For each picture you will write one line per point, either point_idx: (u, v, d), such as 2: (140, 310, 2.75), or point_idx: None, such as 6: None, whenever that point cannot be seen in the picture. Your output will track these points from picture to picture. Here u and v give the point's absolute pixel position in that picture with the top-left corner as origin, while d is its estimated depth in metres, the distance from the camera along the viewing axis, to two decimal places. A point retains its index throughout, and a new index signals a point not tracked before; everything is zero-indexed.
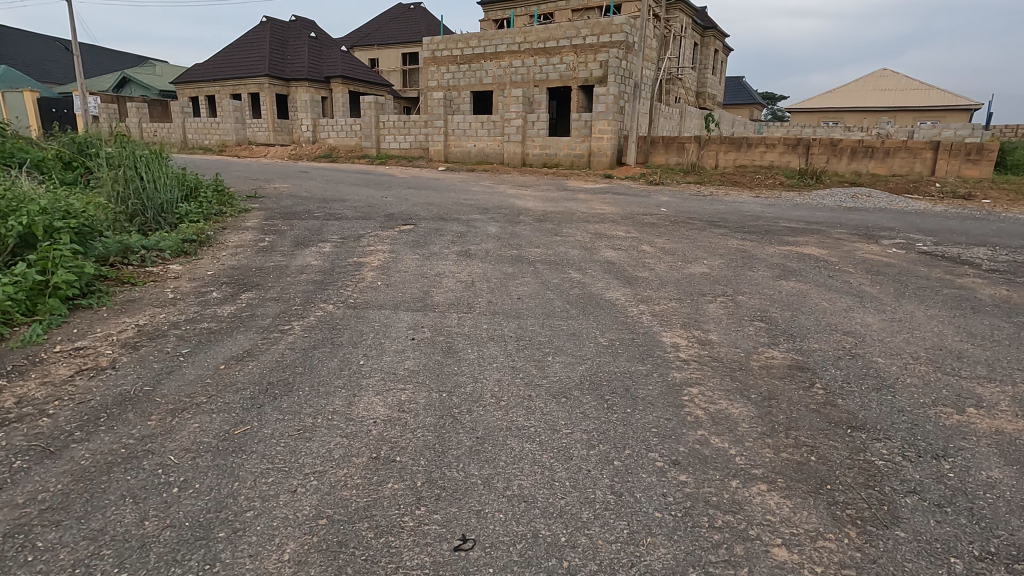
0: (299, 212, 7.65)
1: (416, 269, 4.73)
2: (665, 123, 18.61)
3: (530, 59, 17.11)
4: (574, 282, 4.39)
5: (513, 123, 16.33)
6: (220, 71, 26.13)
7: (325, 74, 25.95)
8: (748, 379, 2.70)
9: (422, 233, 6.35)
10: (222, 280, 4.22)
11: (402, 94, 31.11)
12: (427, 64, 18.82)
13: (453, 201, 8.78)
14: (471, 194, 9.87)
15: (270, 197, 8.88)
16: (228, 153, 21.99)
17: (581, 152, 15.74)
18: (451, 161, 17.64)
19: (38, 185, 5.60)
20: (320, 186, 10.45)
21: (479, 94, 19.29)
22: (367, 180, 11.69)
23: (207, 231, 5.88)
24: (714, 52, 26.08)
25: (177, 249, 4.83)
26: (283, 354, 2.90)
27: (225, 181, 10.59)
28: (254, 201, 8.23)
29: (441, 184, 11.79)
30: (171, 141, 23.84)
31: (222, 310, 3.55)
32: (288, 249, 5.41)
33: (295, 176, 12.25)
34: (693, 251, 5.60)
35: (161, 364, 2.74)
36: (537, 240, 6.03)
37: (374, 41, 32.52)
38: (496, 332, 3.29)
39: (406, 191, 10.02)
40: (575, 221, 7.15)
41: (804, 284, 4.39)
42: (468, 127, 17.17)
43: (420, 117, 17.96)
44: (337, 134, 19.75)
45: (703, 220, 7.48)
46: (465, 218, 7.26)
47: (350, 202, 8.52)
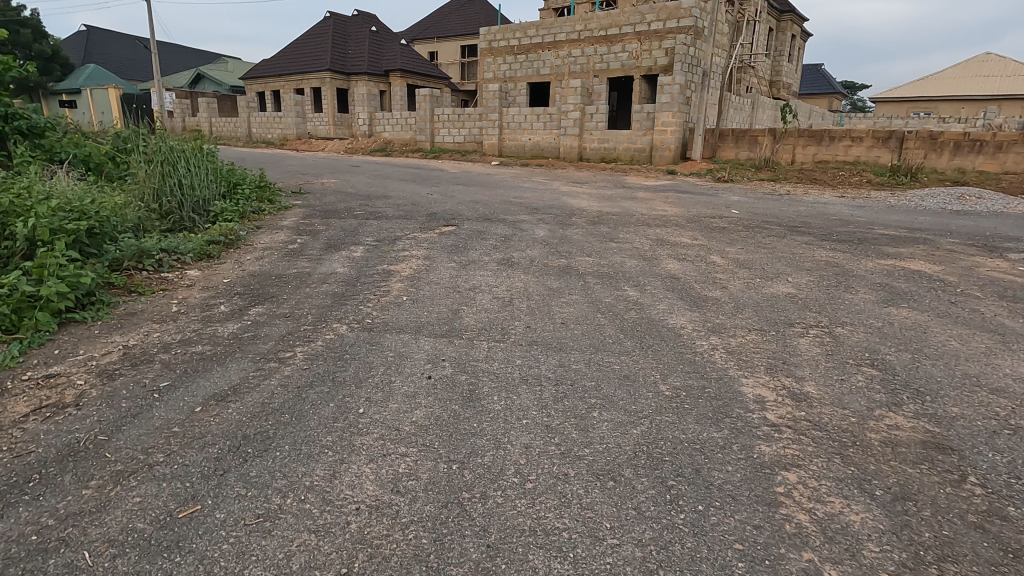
0: (340, 210, 7.31)
1: (450, 280, 4.20)
2: (735, 114, 17.30)
3: (591, 47, 16.30)
4: (630, 302, 3.73)
5: (571, 116, 15.57)
6: (285, 66, 26.73)
7: (384, 67, 26.01)
8: (867, 464, 1.98)
9: (463, 235, 5.83)
10: (236, 291, 3.83)
11: (459, 88, 30.87)
12: (484, 56, 18.35)
13: (501, 199, 8.23)
14: (522, 192, 9.29)
15: (315, 193, 8.63)
16: (288, 147, 22.38)
17: (642, 146, 14.81)
18: (505, 154, 17.09)
19: (74, 181, 5.46)
20: (368, 182, 10.16)
21: (536, 86, 18.65)
22: (416, 176, 11.32)
23: (239, 231, 5.59)
24: (791, 38, 24.22)
25: (199, 253, 4.51)
26: (272, 395, 2.41)
27: (275, 176, 10.49)
28: (297, 198, 7.98)
29: (492, 180, 11.26)
30: (236, 135, 24.57)
31: (223, 329, 3.13)
32: (318, 253, 5.02)
33: (346, 171, 12.08)
34: (774, 264, 4.78)
35: (130, 403, 2.32)
36: (590, 246, 5.38)
37: (434, 34, 32.37)
38: (531, 372, 2.69)
39: (454, 188, 9.56)
40: (634, 224, 6.43)
41: (921, 314, 3.53)
42: (524, 120, 16.54)
43: (475, 110, 17.50)
44: (392, 128, 19.65)
45: (782, 225, 6.56)
46: (512, 219, 6.69)
47: (394, 199, 8.13)
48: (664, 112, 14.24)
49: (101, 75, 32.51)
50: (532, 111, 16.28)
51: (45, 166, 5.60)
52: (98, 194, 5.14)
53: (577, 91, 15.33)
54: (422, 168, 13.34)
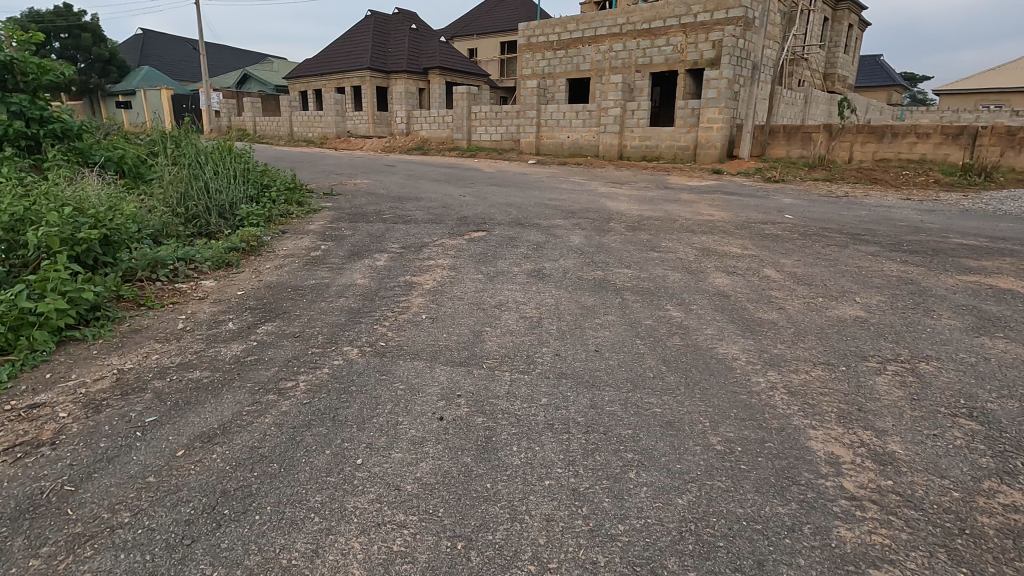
0: (369, 213, 7.12)
1: (475, 295, 3.89)
2: (786, 109, 16.40)
3: (633, 41, 15.73)
4: (672, 325, 3.33)
5: (611, 112, 15.04)
6: (327, 65, 27.06)
7: (424, 65, 25.97)
8: (984, 566, 1.54)
9: (493, 242, 5.51)
10: (248, 305, 3.62)
11: (498, 84, 30.61)
12: (523, 52, 17.99)
13: (535, 201, 7.88)
14: (558, 193, 8.91)
15: (346, 195, 8.48)
16: (328, 146, 22.60)
17: (686, 144, 14.18)
18: (543, 153, 16.70)
19: (103, 185, 5.42)
20: (400, 183, 9.98)
21: (575, 82, 18.17)
22: (450, 176, 11.09)
23: (263, 236, 5.43)
24: (848, 27, 22.90)
25: (217, 261, 4.36)
26: (263, 436, 2.14)
27: (309, 176, 10.45)
28: (327, 200, 7.84)
29: (528, 180, 10.91)
30: (279, 134, 25.00)
31: (226, 352, 2.90)
32: (340, 261, 4.79)
33: (381, 171, 11.96)
34: (836, 279, 4.27)
35: (110, 443, 2.09)
36: (628, 255, 4.97)
37: (474, 31, 32.18)
38: (557, 413, 2.34)
39: (488, 189, 9.27)
40: (677, 230, 5.97)
41: (1021, 347, 3.00)
42: (562, 117, 16.09)
43: (512, 108, 17.17)
44: (429, 126, 19.54)
45: (843, 232, 5.98)
46: (546, 224, 6.34)
47: (425, 202, 7.89)
48: (710, 108, 13.55)
49: (154, 77, 33.75)
50: (571, 108, 15.81)
51: (76, 170, 5.58)
52: (123, 199, 5.06)
53: (618, 87, 14.78)
54: (457, 167, 13.12)
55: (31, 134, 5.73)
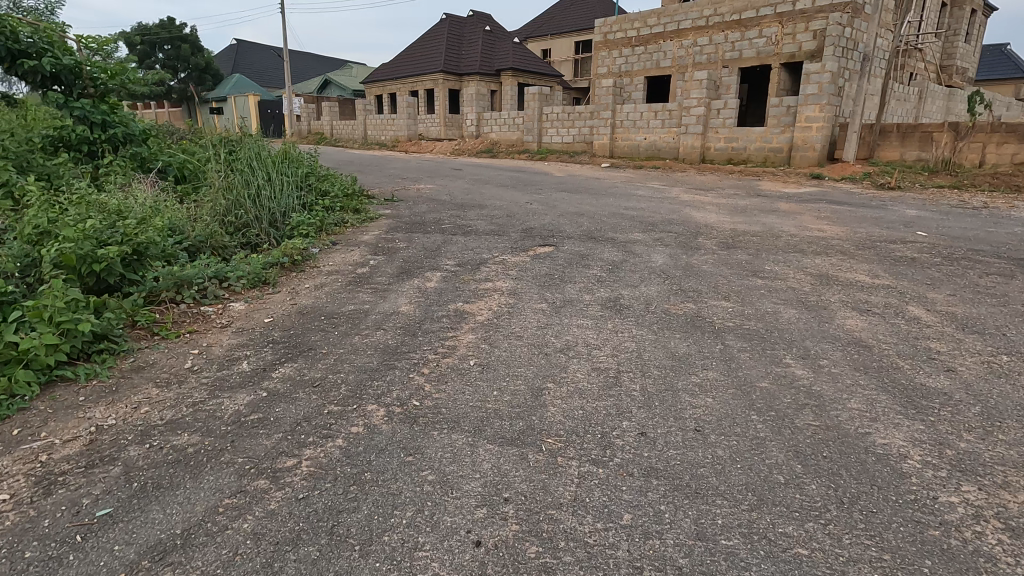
0: (427, 222, 6.60)
1: (536, 333, 3.18)
2: (898, 105, 14.53)
3: (721, 34, 14.48)
4: (800, 393, 2.47)
5: (694, 112, 13.88)
6: (401, 69, 27.35)
7: (496, 67, 25.64)
8: None
9: (562, 260, 4.79)
10: (272, 336, 3.11)
11: (571, 85, 29.80)
12: (599, 49, 17.13)
13: (610, 210, 7.07)
14: (635, 201, 8.04)
15: (407, 201, 8.05)
16: (399, 148, 22.69)
17: (779, 145, 12.80)
18: (617, 156, 15.76)
19: (155, 192, 5.20)
20: (465, 188, 9.47)
21: (654, 80, 17.09)
22: (517, 181, 10.47)
23: (310, 248, 5.01)
24: (971, 14, 20.29)
25: (252, 279, 3.92)
26: (232, 558, 1.55)
27: (373, 181, 10.17)
28: (386, 207, 7.42)
29: (600, 185, 10.10)
30: (354, 138, 25.48)
31: (228, 406, 2.36)
32: (386, 281, 4.24)
33: (447, 175, 11.52)
34: (1014, 325, 3.23)
35: (39, 553, 1.57)
36: (725, 282, 4.10)
37: (548, 31, 31.51)
38: (646, 546, 1.60)
39: (558, 196, 8.56)
40: (783, 249, 4.99)
41: None
42: (640, 117, 15.07)
43: (585, 108, 16.34)
44: (499, 128, 19.06)
45: (1001, 256, 4.79)
46: (622, 239, 5.53)
47: (488, 210, 7.29)
48: (810, 105, 12.11)
49: (244, 84, 35.59)
50: (649, 108, 14.77)
51: (131, 176, 5.41)
52: (168, 208, 4.78)
53: (703, 84, 13.60)
54: (526, 171, 12.48)
55: (93, 139, 5.62)
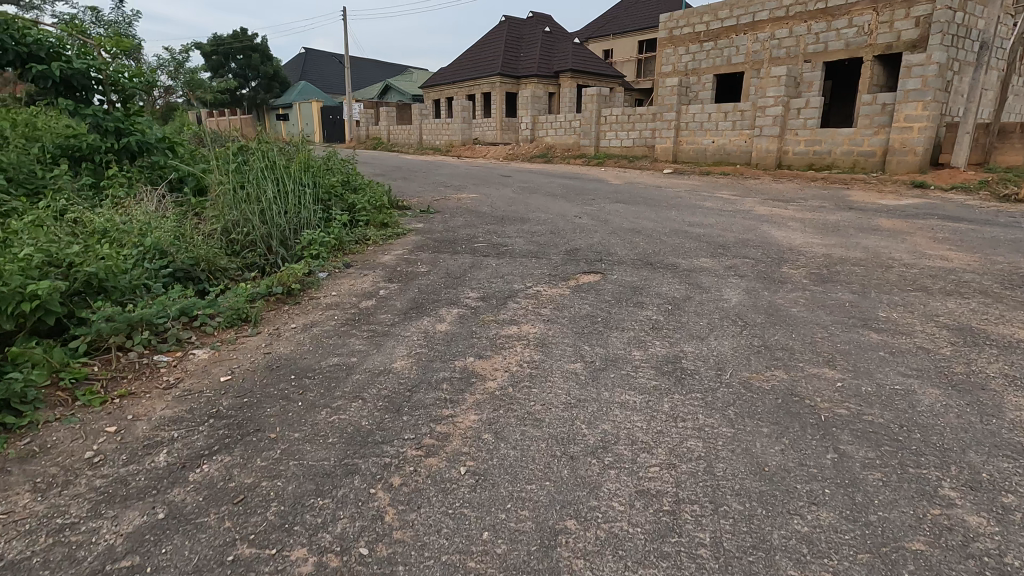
0: (460, 239, 5.86)
1: (562, 414, 2.32)
2: (1016, 102, 12.54)
3: (803, 25, 13.03)
4: (986, 572, 1.49)
5: (770, 112, 12.53)
6: (459, 73, 27.02)
7: (555, 68, 24.79)
8: None
9: (609, 295, 3.90)
10: (220, 405, 2.42)
11: (634, 86, 28.52)
12: (664, 46, 15.97)
13: (671, 227, 6.09)
14: (701, 214, 6.98)
15: (444, 213, 7.37)
16: (453, 153, 22.26)
17: (871, 148, 11.25)
18: (681, 161, 14.55)
19: (158, 206, 4.72)
20: (510, 198, 8.69)
21: (724, 78, 15.73)
22: (569, 189, 9.58)
23: (316, 274, 4.37)
24: None
25: (229, 317, 3.28)
26: None
27: (415, 190, 9.59)
28: (419, 221, 6.77)
29: (662, 195, 9.05)
30: (410, 143, 25.34)
31: (103, 537, 1.66)
32: (391, 320, 3.50)
33: (493, 181, 10.80)
34: None
35: None
36: (826, 337, 3.08)
37: (610, 30, 30.32)
38: None
39: (612, 207, 7.62)
40: (900, 286, 3.88)
41: None
42: (707, 118, 13.83)
43: (647, 109, 15.20)
44: (555, 131, 18.19)
45: None
46: (686, 266, 4.56)
47: (530, 225, 6.46)
48: (910, 103, 10.53)
49: (308, 91, 36.54)
50: (719, 108, 13.50)
51: (138, 189, 4.98)
52: (162, 226, 4.26)
53: (781, 81, 12.23)
54: (581, 178, 11.57)
55: (104, 148, 5.23)
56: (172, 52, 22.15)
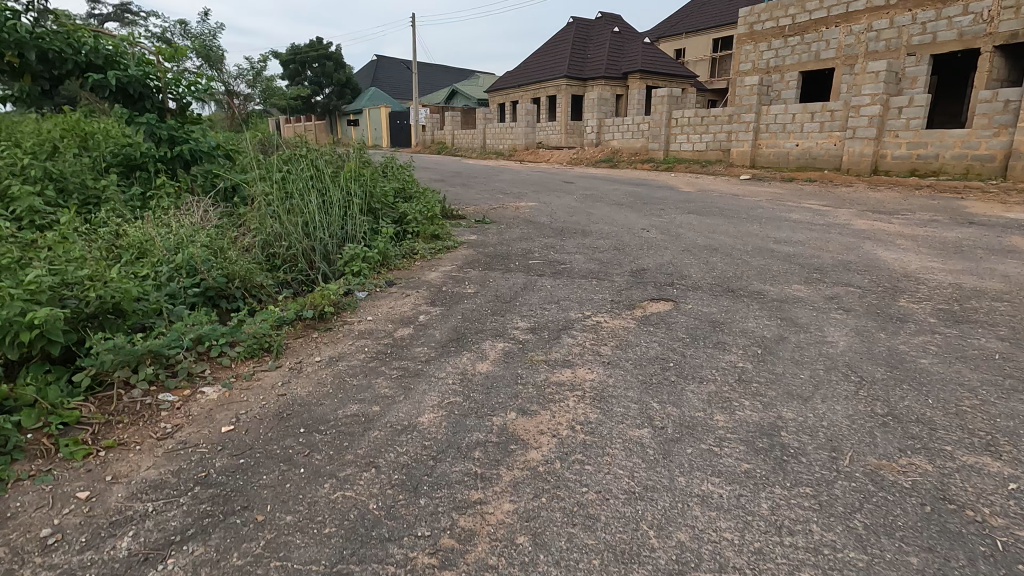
0: (514, 254, 5.39)
1: (623, 511, 1.78)
2: None
3: (907, 14, 11.68)
4: None
5: (865, 112, 11.29)
6: (524, 76, 26.71)
7: (623, 69, 23.95)
8: None
9: (682, 331, 3.31)
10: (212, 467, 2.04)
11: (708, 86, 27.14)
12: (743, 43, 14.90)
13: (754, 244, 5.36)
14: (789, 228, 6.16)
15: (500, 224, 6.94)
16: (516, 158, 21.91)
17: (988, 152, 9.85)
18: (760, 165, 13.45)
19: (202, 218, 4.55)
20: (572, 206, 8.14)
21: (811, 76, 14.47)
22: (635, 198, 8.92)
23: (355, 295, 4.03)
24: None
25: (249, 347, 2.96)
26: None
27: (472, 198, 9.23)
28: (472, 233, 6.37)
29: (739, 204, 8.22)
30: (473, 147, 25.24)
31: None
32: (426, 354, 3.06)
33: (554, 189, 10.29)
34: None
35: None
36: (977, 406, 2.35)
37: (683, 29, 29.03)
38: None
39: (685, 219, 6.91)
40: None
41: None
42: (791, 120, 12.71)
43: (723, 111, 14.19)
44: (622, 134, 17.41)
45: None
46: (775, 294, 3.87)
47: (593, 239, 5.90)
48: None
49: (378, 97, 37.52)
50: (804, 108, 12.36)
51: (185, 200, 4.86)
52: (199, 240, 4.05)
53: (879, 77, 11.00)
54: (649, 185, 10.85)
55: (156, 156, 5.16)
56: (251, 61, 23.24)
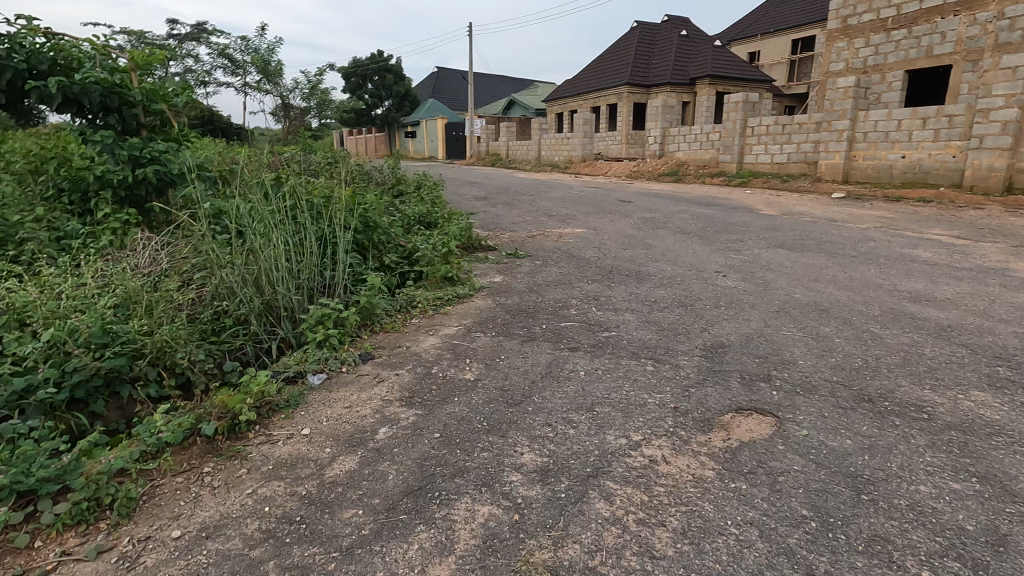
0: (544, 308, 4.12)
1: None
2: None
3: None
4: None
5: (997, 116, 9.25)
6: (584, 84, 25.43)
7: (691, 74, 22.14)
8: None
9: (798, 501, 1.92)
10: None
11: (785, 92, 24.82)
12: (834, 40, 13.03)
13: (879, 304, 3.82)
14: (922, 276, 4.56)
15: (536, 260, 5.69)
16: (571, 171, 20.58)
17: None
18: (854, 181, 11.52)
19: (142, 265, 3.61)
20: (626, 235, 6.78)
21: (919, 76, 12.38)
22: (705, 224, 7.43)
23: (307, 385, 2.89)
24: None
25: (74, 511, 1.84)
26: None
27: (512, 222, 8.04)
28: (497, 273, 5.17)
29: (839, 234, 6.56)
30: (527, 159, 24.12)
31: None
32: (355, 529, 1.85)
33: (608, 210, 8.91)
34: None
35: None
36: None
37: (758, 30, 26.82)
38: None
39: (771, 257, 5.41)
40: None
41: None
42: (895, 127, 10.75)
43: (809, 117, 12.32)
44: (688, 145, 15.74)
45: None
46: (948, 414, 2.39)
47: (651, 286, 4.55)
48: None
49: (435, 108, 37.28)
50: (914, 113, 10.40)
51: (133, 238, 3.94)
52: (110, 302, 3.06)
53: (1017, 73, 9.00)
54: (721, 205, 9.29)
55: (112, 182, 4.29)
56: (308, 73, 23.23)
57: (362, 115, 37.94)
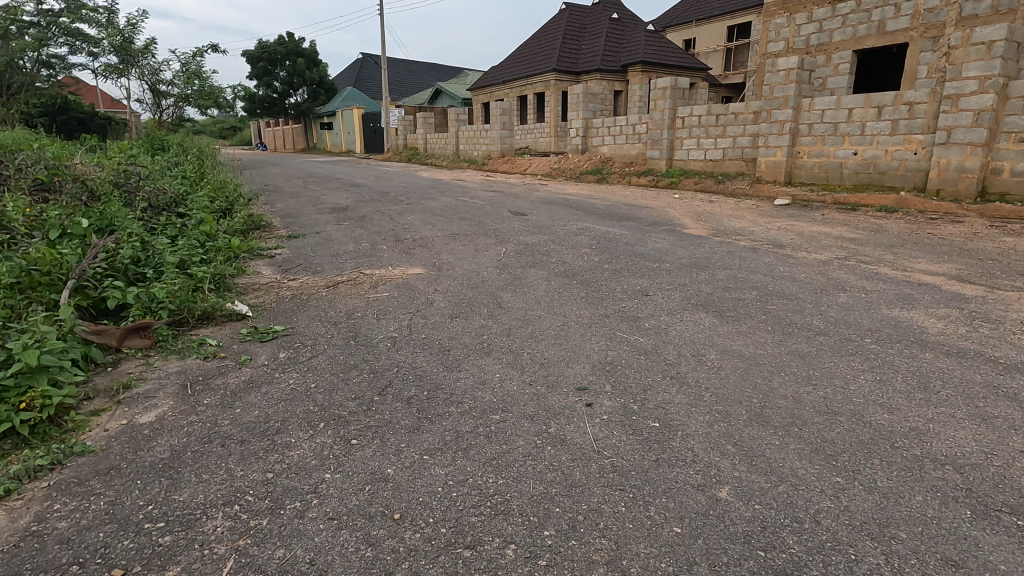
0: (112, 559, 1.64)
1: None
2: None
3: None
4: None
5: (968, 104, 7.42)
6: (508, 72, 23.01)
7: (622, 60, 20.08)
8: None
9: None
10: None
11: (721, 81, 23.25)
12: (773, 15, 11.11)
13: (915, 547, 1.55)
14: (957, 399, 2.38)
15: (282, 350, 3.21)
16: (489, 168, 18.11)
17: None
18: (799, 182, 9.64)
19: None
20: (477, 280, 4.40)
21: (870, 57, 10.61)
22: (603, 254, 5.17)
23: None
24: None
25: None
26: None
27: (332, 254, 5.52)
28: (164, 399, 2.65)
29: (789, 272, 4.41)
30: (445, 154, 21.49)
31: None
32: None
33: (485, 230, 6.50)
34: None
35: None
36: None
37: (693, 16, 25.18)
38: None
39: (685, 337, 3.14)
40: None
41: None
42: (845, 117, 8.87)
43: (746, 107, 10.34)
44: (612, 139, 13.60)
45: None
46: None
47: (426, 447, 2.15)
48: None
49: (353, 96, 33.85)
50: (867, 100, 8.53)
51: None
52: None
53: (994, 50, 7.18)
54: (637, 220, 7.08)
55: None
56: (181, 55, 19.63)
57: (272, 105, 34.04)
